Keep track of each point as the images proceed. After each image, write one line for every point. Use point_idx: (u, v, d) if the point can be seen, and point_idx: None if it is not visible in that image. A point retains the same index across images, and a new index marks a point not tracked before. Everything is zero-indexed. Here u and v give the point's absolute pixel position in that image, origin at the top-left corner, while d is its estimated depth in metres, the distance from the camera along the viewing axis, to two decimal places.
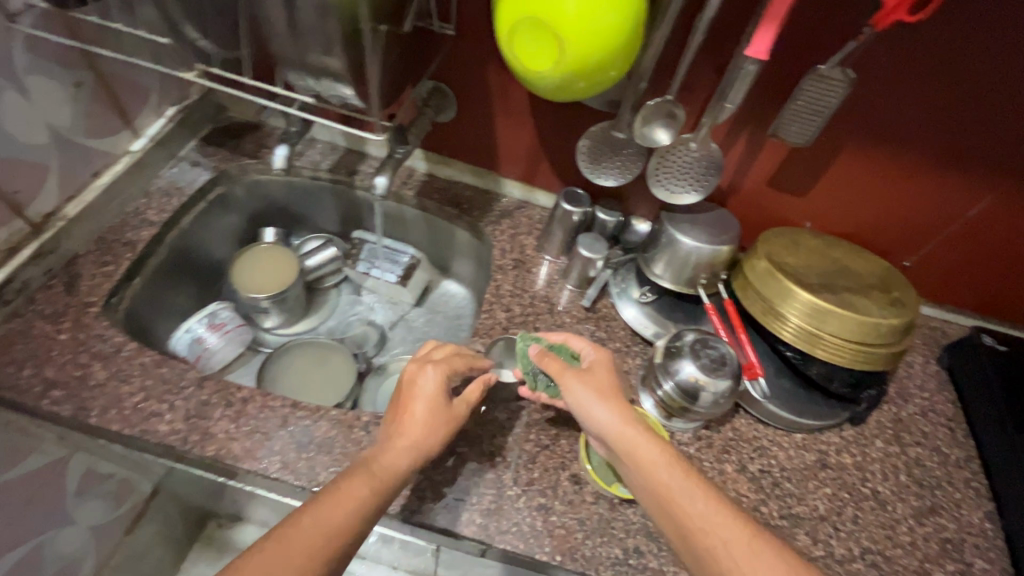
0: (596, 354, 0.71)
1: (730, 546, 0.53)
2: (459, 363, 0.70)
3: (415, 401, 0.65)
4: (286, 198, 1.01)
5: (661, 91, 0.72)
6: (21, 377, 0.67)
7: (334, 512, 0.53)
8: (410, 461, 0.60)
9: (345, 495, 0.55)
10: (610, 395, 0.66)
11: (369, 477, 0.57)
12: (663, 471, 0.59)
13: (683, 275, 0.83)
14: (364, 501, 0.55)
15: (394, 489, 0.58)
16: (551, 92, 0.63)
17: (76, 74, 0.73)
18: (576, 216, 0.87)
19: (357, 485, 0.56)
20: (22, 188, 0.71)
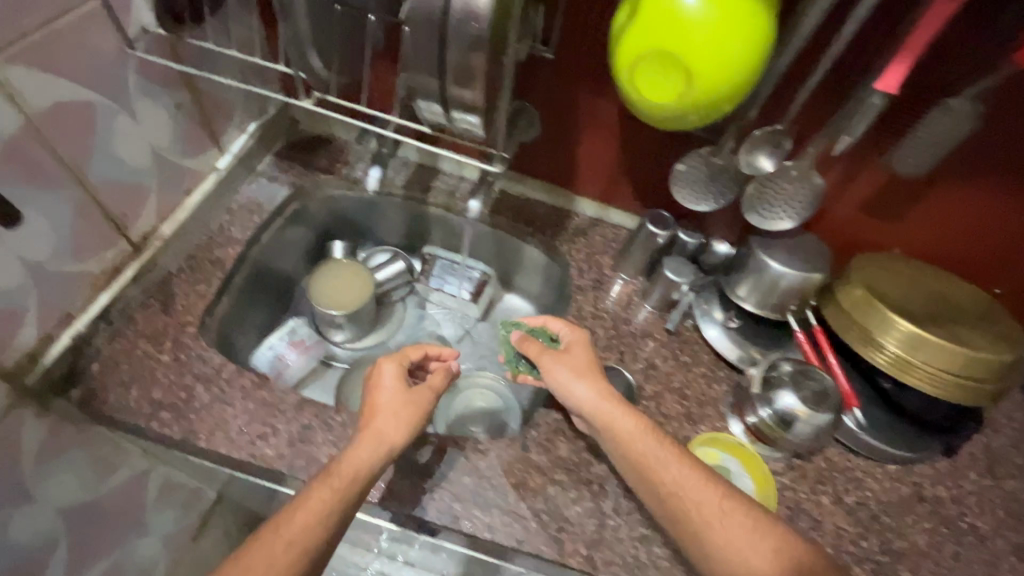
0: (573, 333, 0.77)
1: (702, 505, 0.61)
2: (411, 354, 0.77)
3: (380, 391, 0.71)
4: (357, 213, 1.01)
5: (767, 119, 0.71)
6: (130, 399, 0.69)
7: (306, 516, 0.56)
8: (374, 454, 0.63)
9: (313, 500, 0.57)
10: (581, 376, 0.72)
11: (336, 477, 0.60)
12: (641, 441, 0.66)
13: (769, 300, 0.82)
14: (333, 500, 0.57)
15: (370, 475, 0.62)
16: (664, 124, 0.62)
17: (177, 95, 0.73)
18: (661, 239, 0.86)
19: (324, 486, 0.58)
20: (127, 210, 0.72)
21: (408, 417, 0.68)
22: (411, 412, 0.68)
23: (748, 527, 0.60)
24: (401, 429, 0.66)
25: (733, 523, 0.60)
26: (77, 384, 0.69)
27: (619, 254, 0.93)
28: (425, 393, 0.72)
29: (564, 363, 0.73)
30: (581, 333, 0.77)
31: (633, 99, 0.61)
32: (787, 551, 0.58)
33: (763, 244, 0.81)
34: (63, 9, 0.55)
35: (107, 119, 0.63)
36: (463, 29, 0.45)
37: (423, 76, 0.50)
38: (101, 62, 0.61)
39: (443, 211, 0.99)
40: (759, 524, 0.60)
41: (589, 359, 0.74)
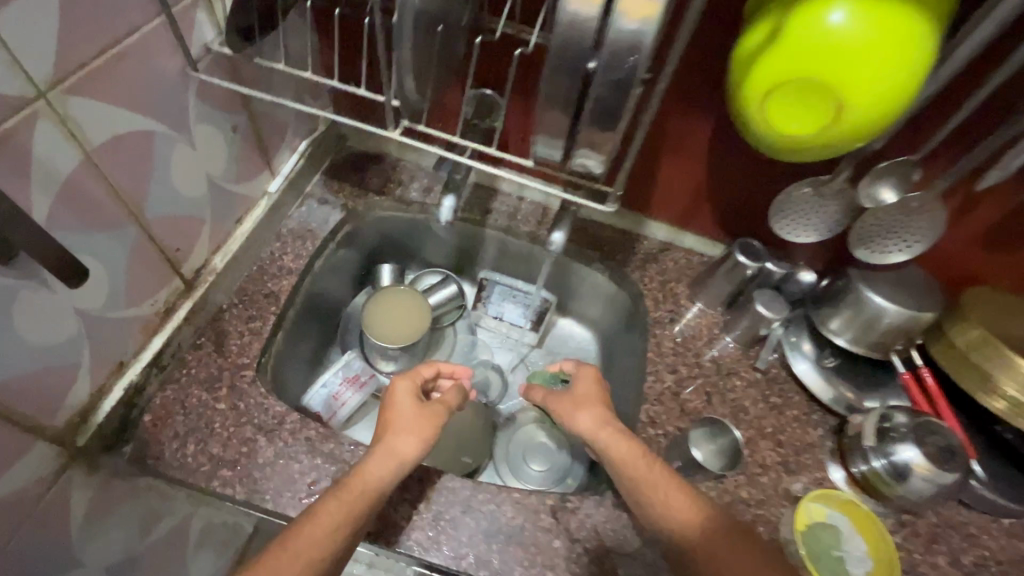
0: (583, 364, 0.74)
1: (687, 530, 0.57)
2: (424, 371, 0.73)
3: (392, 409, 0.66)
4: (409, 235, 0.94)
5: (888, 148, 0.64)
6: (186, 455, 0.63)
7: (315, 533, 0.51)
8: (383, 470, 0.59)
9: (322, 516, 0.53)
10: (581, 407, 0.69)
11: (347, 494, 0.56)
12: (638, 460, 0.62)
13: (867, 337, 0.75)
14: (343, 520, 0.54)
15: (376, 496, 0.57)
16: (792, 156, 0.57)
17: (233, 118, 0.67)
18: (750, 270, 0.80)
19: (332, 503, 0.55)
20: (182, 245, 0.65)
21: (424, 432, 0.64)
22: (424, 426, 0.64)
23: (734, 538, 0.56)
24: (413, 445, 0.62)
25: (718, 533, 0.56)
26: (129, 435, 0.63)
27: (695, 282, 0.87)
28: (440, 408, 0.68)
29: (565, 399, 0.71)
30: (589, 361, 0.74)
31: (759, 131, 0.55)
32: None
33: (866, 278, 0.74)
34: (128, 29, 0.48)
35: (165, 148, 0.57)
36: (620, 59, 0.40)
37: (554, 112, 0.45)
38: (164, 86, 0.54)
39: (502, 234, 0.92)
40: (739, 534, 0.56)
41: (590, 383, 0.71)
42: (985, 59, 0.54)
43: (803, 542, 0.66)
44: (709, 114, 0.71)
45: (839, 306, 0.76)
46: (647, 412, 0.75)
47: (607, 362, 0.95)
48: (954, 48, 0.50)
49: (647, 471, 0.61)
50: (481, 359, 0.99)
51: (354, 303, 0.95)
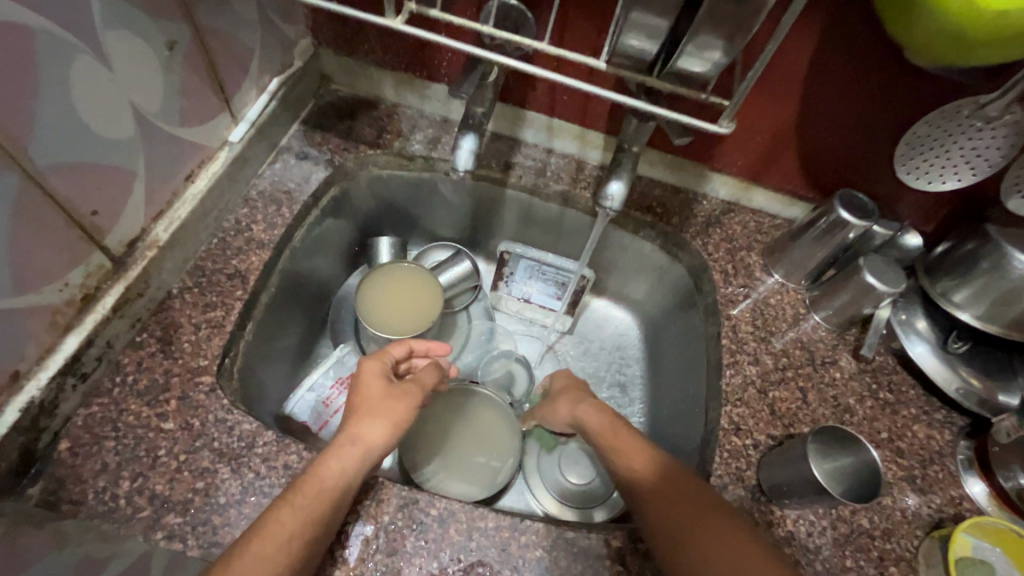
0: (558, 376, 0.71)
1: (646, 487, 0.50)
2: (395, 352, 0.58)
3: (363, 391, 0.53)
4: (411, 199, 0.76)
5: None
6: (118, 495, 0.45)
7: (264, 548, 0.40)
8: (349, 464, 0.46)
9: (274, 525, 0.41)
10: (558, 399, 0.67)
11: (301, 496, 0.43)
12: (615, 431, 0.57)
13: (1005, 312, 0.58)
14: (298, 529, 0.42)
15: (341, 495, 0.45)
16: (991, 53, 0.39)
17: (168, 28, 0.48)
18: (853, 233, 0.61)
19: (284, 509, 0.42)
20: (102, 207, 0.47)
21: (395, 415, 0.52)
22: (395, 411, 0.52)
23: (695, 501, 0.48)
24: (382, 434, 0.50)
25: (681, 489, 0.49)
26: (41, 471, 0.46)
27: (771, 249, 0.69)
28: (412, 388, 0.55)
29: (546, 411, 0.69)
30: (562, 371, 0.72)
31: (941, 11, 0.37)
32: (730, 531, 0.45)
33: (1011, 235, 0.56)
34: None
35: (57, 58, 0.39)
36: None
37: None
38: None
39: (527, 196, 0.74)
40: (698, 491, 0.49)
41: (566, 379, 0.69)
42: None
43: None
44: (818, 19, 0.50)
45: (967, 276, 0.59)
46: (728, 415, 0.59)
47: (656, 351, 0.78)
48: None
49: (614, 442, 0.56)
50: (503, 350, 0.81)
51: (347, 285, 0.77)
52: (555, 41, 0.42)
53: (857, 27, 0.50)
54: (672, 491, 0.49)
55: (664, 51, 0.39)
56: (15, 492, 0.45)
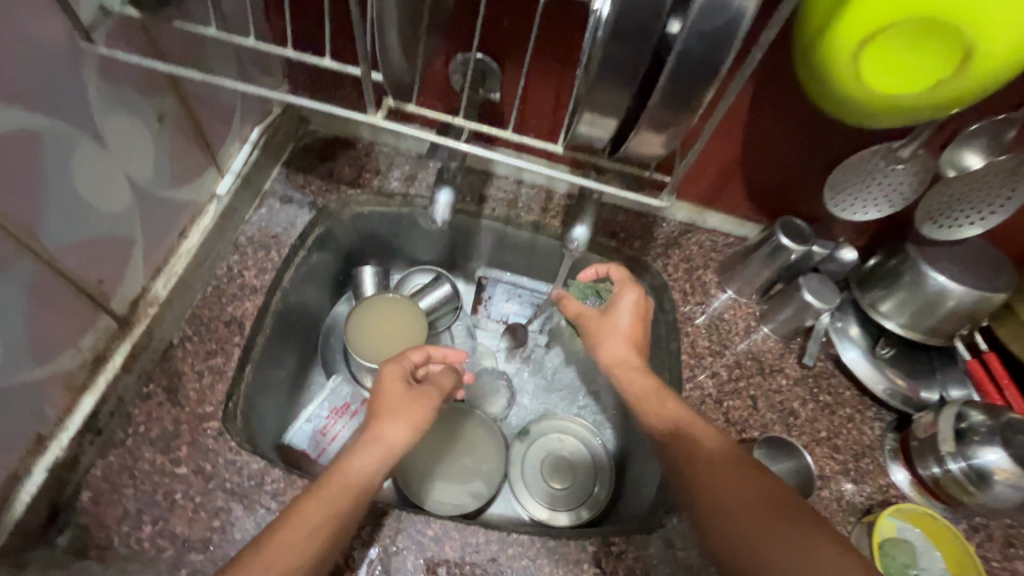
0: (626, 291, 0.65)
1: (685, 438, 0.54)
2: (413, 357, 0.62)
3: (388, 394, 0.57)
4: (391, 230, 0.80)
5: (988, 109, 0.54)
6: (141, 538, 0.50)
7: (291, 537, 0.45)
8: (374, 465, 0.51)
9: (299, 517, 0.46)
10: (619, 325, 0.65)
11: (327, 490, 0.48)
12: (655, 399, 0.58)
13: (924, 321, 0.66)
14: (323, 520, 0.46)
15: (362, 493, 0.49)
16: (874, 118, 0.45)
17: (159, 103, 0.51)
18: (795, 254, 0.69)
19: (311, 501, 0.47)
20: (108, 276, 0.50)
21: (415, 420, 0.56)
22: (415, 416, 0.56)
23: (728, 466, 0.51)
24: (403, 438, 0.54)
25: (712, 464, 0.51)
26: (66, 521, 0.50)
27: (724, 267, 0.76)
28: (430, 392, 0.59)
29: (598, 323, 0.66)
30: (630, 276, 0.66)
31: (844, 92, 0.43)
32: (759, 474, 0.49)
33: (926, 256, 0.64)
34: None
35: (60, 151, 0.42)
36: (717, 8, 0.31)
37: (611, 86, 0.36)
38: (46, 61, 0.39)
39: (502, 225, 0.79)
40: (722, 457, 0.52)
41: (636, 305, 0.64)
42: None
43: (880, 565, 0.57)
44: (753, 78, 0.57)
45: (891, 288, 0.67)
46: None
47: None
48: None
49: (659, 405, 0.57)
50: (484, 366, 0.86)
51: (334, 314, 0.82)
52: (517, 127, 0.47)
53: (783, 83, 0.57)
54: (700, 446, 0.52)
55: (614, 137, 0.45)
56: (44, 542, 0.49)
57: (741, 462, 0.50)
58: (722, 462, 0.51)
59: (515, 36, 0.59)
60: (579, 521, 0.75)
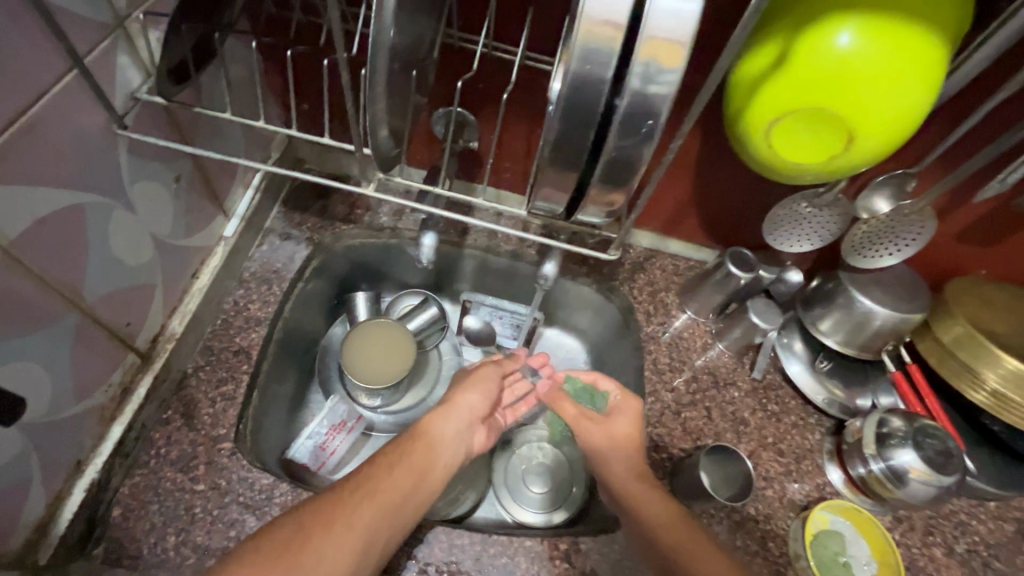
0: (625, 398, 0.73)
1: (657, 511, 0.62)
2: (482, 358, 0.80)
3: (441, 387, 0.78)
4: (382, 260, 0.87)
5: (900, 161, 0.62)
6: (168, 548, 0.56)
7: (399, 473, 0.57)
8: (449, 424, 0.66)
9: (403, 460, 0.59)
10: (616, 421, 0.72)
11: (420, 442, 0.62)
12: (630, 477, 0.67)
13: (857, 338, 0.75)
14: (420, 464, 0.60)
15: (442, 449, 0.63)
16: (794, 178, 0.53)
17: (177, 166, 0.59)
18: (743, 280, 0.78)
19: (410, 447, 0.61)
20: (134, 319, 0.58)
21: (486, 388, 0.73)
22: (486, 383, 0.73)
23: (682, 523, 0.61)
24: (476, 397, 0.71)
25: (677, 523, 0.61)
26: (101, 535, 0.57)
27: (683, 290, 0.85)
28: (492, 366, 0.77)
29: (599, 430, 0.73)
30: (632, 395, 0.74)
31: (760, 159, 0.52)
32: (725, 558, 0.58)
33: (853, 281, 0.73)
34: (36, 94, 0.40)
35: (100, 218, 0.49)
36: (632, 127, 0.33)
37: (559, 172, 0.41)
38: (86, 148, 0.46)
39: (482, 254, 0.87)
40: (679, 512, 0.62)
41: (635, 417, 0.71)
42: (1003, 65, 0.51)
43: (812, 553, 0.66)
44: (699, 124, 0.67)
45: (829, 308, 0.75)
46: (650, 435, 0.74)
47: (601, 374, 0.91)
48: (947, 74, 0.49)
49: (635, 488, 0.65)
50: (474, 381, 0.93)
51: (330, 335, 0.89)
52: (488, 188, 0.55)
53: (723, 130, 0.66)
54: (677, 527, 0.60)
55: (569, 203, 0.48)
56: (82, 554, 0.56)
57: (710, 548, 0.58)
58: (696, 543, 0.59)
59: (489, 95, 0.67)
60: (551, 525, 0.83)
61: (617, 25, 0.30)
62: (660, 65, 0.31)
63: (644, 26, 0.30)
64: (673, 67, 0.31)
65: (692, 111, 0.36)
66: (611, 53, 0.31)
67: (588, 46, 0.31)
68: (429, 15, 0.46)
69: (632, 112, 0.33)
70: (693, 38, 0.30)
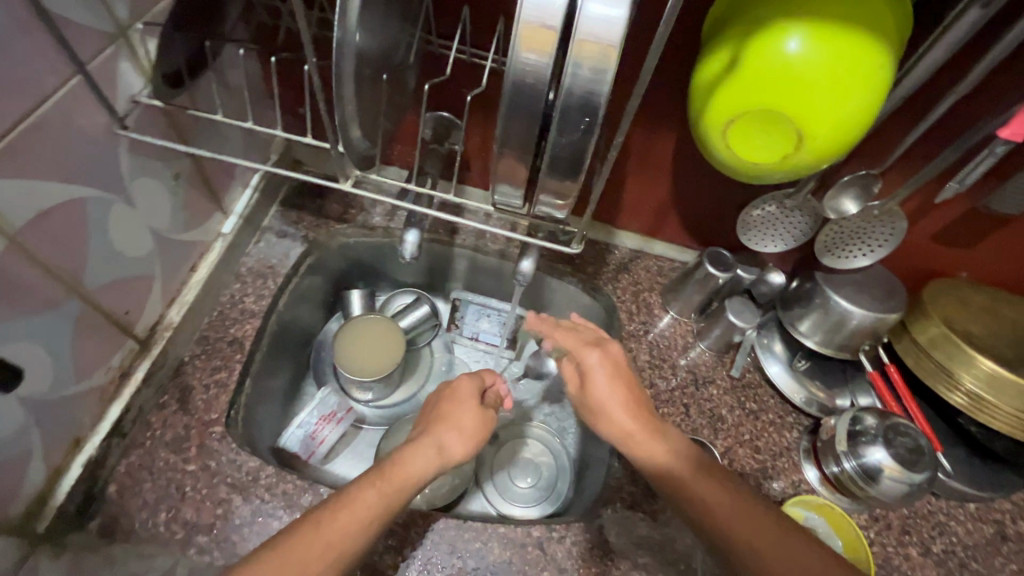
0: (591, 352, 0.68)
1: (716, 506, 0.56)
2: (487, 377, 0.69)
3: (444, 402, 0.65)
4: (376, 259, 0.90)
5: (866, 163, 0.64)
6: (158, 524, 0.60)
7: (352, 514, 0.50)
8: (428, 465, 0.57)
9: (359, 500, 0.51)
10: (594, 382, 0.67)
11: (384, 476, 0.54)
12: (680, 469, 0.60)
13: (836, 338, 0.75)
14: (381, 501, 0.52)
15: (411, 490, 0.55)
16: (763, 179, 0.55)
17: (175, 165, 0.63)
18: (721, 280, 0.80)
19: (369, 485, 0.53)
20: (132, 307, 0.62)
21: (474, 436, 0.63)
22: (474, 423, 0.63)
23: (772, 514, 0.55)
24: (464, 444, 0.61)
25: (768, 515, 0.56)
26: (98, 509, 0.60)
27: (667, 290, 0.86)
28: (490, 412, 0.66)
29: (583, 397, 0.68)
30: (613, 338, 0.71)
31: (722, 158, 0.54)
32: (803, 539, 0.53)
33: (829, 280, 0.73)
34: (41, 97, 0.45)
35: (101, 212, 0.53)
36: (571, 122, 0.36)
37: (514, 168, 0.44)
38: (88, 147, 0.50)
39: (471, 253, 0.90)
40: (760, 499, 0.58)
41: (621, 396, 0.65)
42: (953, 69, 0.52)
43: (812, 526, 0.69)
44: (672, 127, 0.69)
45: (808, 309, 0.75)
46: None
47: None
48: (897, 79, 0.51)
49: (682, 477, 0.59)
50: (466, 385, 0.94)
51: (326, 330, 0.92)
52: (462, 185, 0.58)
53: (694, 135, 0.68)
54: (746, 519, 0.55)
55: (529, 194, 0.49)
56: (80, 526, 0.59)
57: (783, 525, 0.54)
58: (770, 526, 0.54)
59: (471, 100, 0.70)
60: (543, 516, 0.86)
61: (550, 28, 0.33)
62: (592, 67, 0.34)
63: (575, 31, 0.33)
64: (606, 67, 0.34)
65: (629, 110, 0.39)
66: (546, 58, 0.34)
67: (524, 52, 0.34)
68: (402, 24, 0.49)
69: (569, 108, 0.35)
70: (620, 40, 0.33)
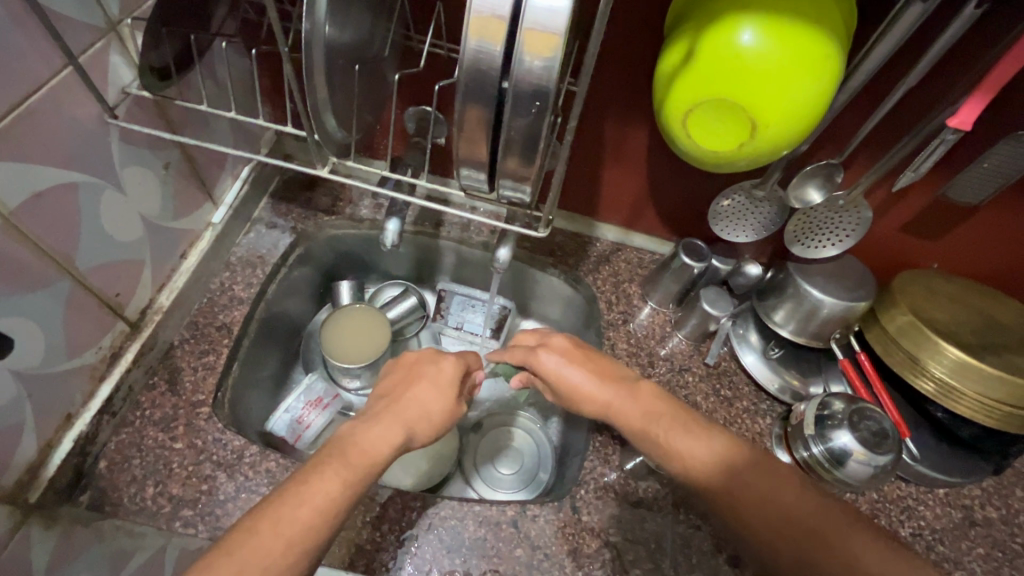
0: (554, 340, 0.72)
1: (697, 458, 0.57)
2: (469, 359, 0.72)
3: (426, 377, 0.67)
4: (363, 251, 0.93)
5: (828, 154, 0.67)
6: (146, 498, 0.62)
7: (309, 503, 0.49)
8: (388, 445, 0.58)
9: (315, 487, 0.50)
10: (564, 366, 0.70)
11: (344, 462, 0.54)
12: (657, 426, 0.61)
13: (809, 327, 0.77)
14: (341, 487, 0.51)
15: (373, 475, 0.55)
16: (728, 166, 0.57)
17: (165, 155, 0.66)
18: (696, 269, 0.82)
19: (329, 470, 0.52)
20: (123, 290, 0.65)
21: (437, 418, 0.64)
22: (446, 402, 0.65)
23: (752, 453, 0.56)
24: (428, 429, 0.63)
25: (804, 496, 0.52)
26: (89, 483, 0.63)
27: (646, 282, 0.88)
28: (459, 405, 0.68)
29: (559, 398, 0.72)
30: (554, 334, 0.75)
31: (686, 147, 0.56)
32: (785, 476, 0.54)
33: (799, 269, 0.75)
34: (35, 86, 0.48)
35: (92, 198, 0.56)
36: (524, 105, 0.39)
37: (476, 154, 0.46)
38: (80, 134, 0.53)
39: (457, 245, 0.92)
40: (779, 468, 0.55)
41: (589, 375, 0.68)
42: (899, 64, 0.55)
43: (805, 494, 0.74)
44: (644, 120, 0.72)
45: (782, 298, 0.77)
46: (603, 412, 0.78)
47: None
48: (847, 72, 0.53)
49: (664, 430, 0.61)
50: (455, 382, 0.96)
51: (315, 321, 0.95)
52: (437, 173, 0.60)
53: None
54: (728, 468, 0.56)
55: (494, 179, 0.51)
56: (71, 499, 0.62)
57: (766, 465, 0.55)
58: (752, 473, 0.55)
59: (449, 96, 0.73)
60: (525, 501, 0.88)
61: (501, 17, 0.36)
62: (540, 53, 0.37)
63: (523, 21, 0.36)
64: (552, 55, 0.37)
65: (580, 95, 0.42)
66: (497, 46, 0.37)
67: (477, 41, 0.37)
68: (375, 20, 0.52)
69: (519, 94, 0.38)
70: (565, 29, 0.36)
